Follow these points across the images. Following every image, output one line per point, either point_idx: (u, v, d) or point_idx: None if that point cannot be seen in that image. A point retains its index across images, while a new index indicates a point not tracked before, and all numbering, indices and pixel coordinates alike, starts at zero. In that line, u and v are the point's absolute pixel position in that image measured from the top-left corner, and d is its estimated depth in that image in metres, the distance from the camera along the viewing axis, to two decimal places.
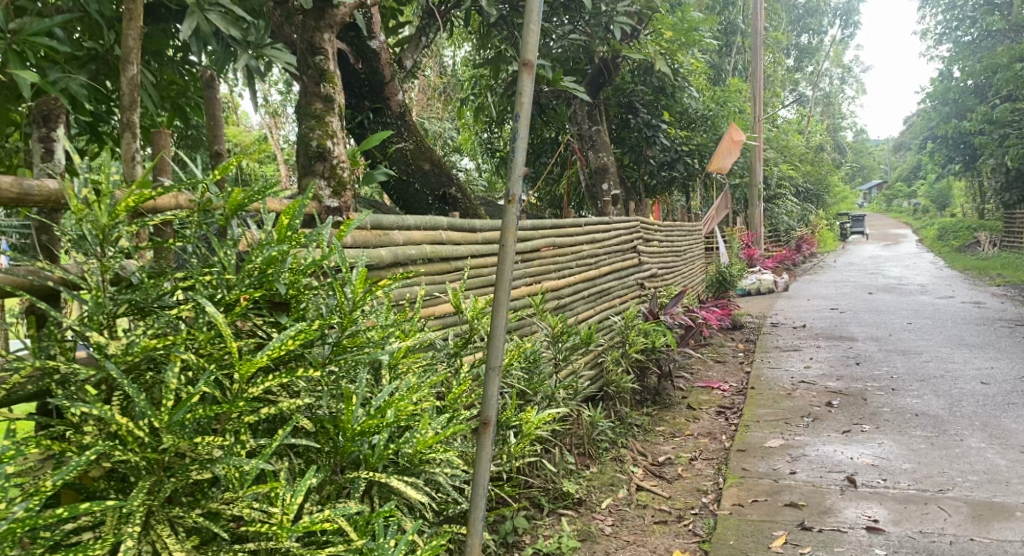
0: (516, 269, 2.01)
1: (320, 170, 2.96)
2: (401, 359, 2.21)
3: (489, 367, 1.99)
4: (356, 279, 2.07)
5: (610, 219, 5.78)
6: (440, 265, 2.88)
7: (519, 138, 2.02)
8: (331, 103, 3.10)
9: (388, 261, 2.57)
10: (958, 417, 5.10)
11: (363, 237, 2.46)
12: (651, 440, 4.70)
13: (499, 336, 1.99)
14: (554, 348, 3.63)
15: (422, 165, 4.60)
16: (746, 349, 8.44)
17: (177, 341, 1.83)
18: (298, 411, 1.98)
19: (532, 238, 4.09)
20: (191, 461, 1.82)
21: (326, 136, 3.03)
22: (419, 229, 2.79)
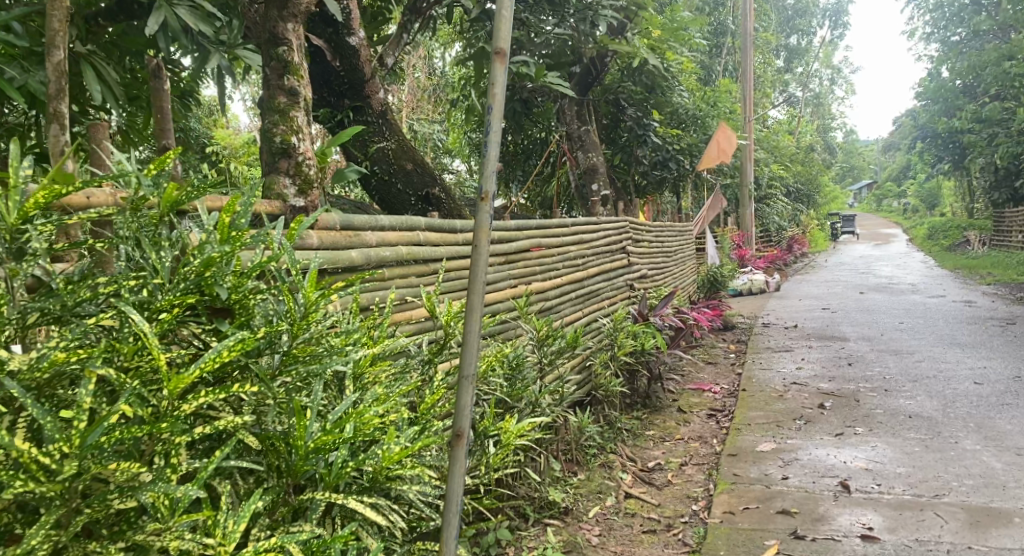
0: (488, 271, 1.90)
1: (284, 167, 2.76)
2: (367, 369, 2.08)
3: (460, 376, 1.87)
4: (310, 282, 1.95)
5: (598, 219, 5.67)
6: (418, 267, 2.78)
7: (491, 131, 1.91)
8: (295, 96, 2.88)
9: (361, 264, 2.46)
10: (952, 419, 5.00)
11: (332, 238, 2.35)
12: (640, 445, 4.60)
13: (473, 343, 1.88)
14: (539, 353, 3.52)
15: (404, 164, 4.48)
16: (737, 350, 8.34)
17: (92, 354, 1.69)
18: (241, 428, 1.85)
19: (518, 239, 3.97)
20: (113, 490, 1.68)
21: (291, 132, 2.83)
22: (394, 230, 2.68)
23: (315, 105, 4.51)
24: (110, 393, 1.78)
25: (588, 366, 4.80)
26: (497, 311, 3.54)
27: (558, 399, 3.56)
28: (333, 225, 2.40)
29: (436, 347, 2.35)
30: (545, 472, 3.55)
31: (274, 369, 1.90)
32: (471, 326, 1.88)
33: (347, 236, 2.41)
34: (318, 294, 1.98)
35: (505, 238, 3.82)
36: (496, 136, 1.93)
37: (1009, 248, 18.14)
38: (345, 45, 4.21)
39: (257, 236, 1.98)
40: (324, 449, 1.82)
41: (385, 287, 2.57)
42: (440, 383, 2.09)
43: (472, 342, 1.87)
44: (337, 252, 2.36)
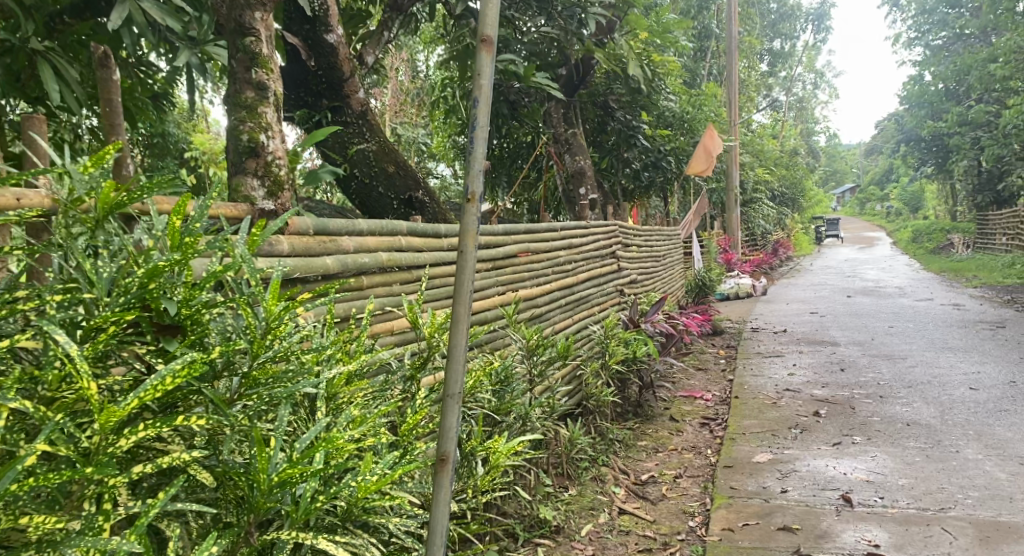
0: (475, 281, 1.74)
1: (252, 167, 2.58)
2: (341, 387, 1.92)
3: (446, 396, 1.70)
4: (272, 294, 1.79)
5: (587, 223, 5.52)
6: (400, 275, 2.61)
7: (477, 126, 1.75)
8: (264, 92, 2.69)
9: (338, 271, 2.30)
10: (950, 426, 4.88)
11: (304, 244, 2.19)
12: (633, 457, 4.45)
13: (460, 359, 1.71)
14: (528, 364, 3.36)
15: (386, 167, 4.31)
16: (728, 356, 8.21)
17: (7, 385, 1.51)
18: (192, 463, 1.68)
19: (505, 244, 3.82)
20: (32, 544, 1.50)
21: (259, 129, 2.64)
22: (373, 234, 2.51)
23: (292, 106, 4.34)
24: (31, 426, 1.61)
25: (578, 374, 4.65)
26: (485, 319, 3.38)
27: (549, 412, 3.40)
28: (307, 229, 2.24)
29: (420, 361, 2.17)
30: (536, 488, 3.40)
31: (232, 394, 1.74)
32: (457, 340, 1.72)
33: (321, 242, 2.25)
34: (282, 307, 1.81)
35: (492, 243, 3.66)
36: (483, 131, 1.77)
37: (993, 251, 18.15)
38: (323, 43, 4.07)
39: (213, 242, 1.80)
40: (290, 482, 1.66)
41: (364, 296, 2.41)
42: (422, 402, 1.92)
43: (458, 358, 1.71)
44: (310, 259, 2.20)
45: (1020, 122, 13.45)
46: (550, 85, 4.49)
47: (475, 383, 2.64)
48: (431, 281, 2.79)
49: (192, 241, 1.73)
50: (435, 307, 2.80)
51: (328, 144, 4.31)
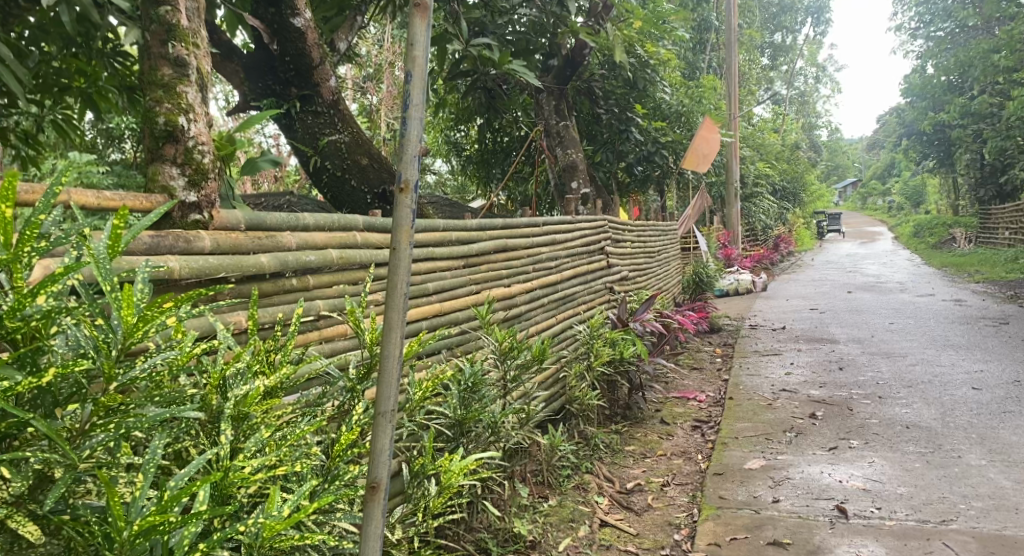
0: (410, 283, 1.59)
1: (169, 155, 2.09)
2: (255, 407, 1.71)
3: (377, 413, 1.55)
4: (128, 306, 1.55)
5: (573, 217, 5.30)
6: (354, 273, 2.44)
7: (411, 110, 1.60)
8: (184, 68, 2.16)
9: (277, 270, 2.14)
10: (952, 429, 4.67)
11: (231, 238, 2.04)
12: (619, 463, 4.24)
13: (393, 370, 1.58)
14: (500, 369, 3.18)
15: (359, 159, 4.15)
16: (724, 354, 8.01)
17: None
18: (28, 508, 1.49)
19: (479, 240, 3.60)
20: None
21: (179, 111, 2.12)
22: (320, 229, 2.32)
23: (259, 95, 4.10)
24: None
25: (562, 375, 4.47)
26: (456, 321, 3.19)
27: (522, 419, 3.23)
28: (236, 224, 2.10)
29: (363, 371, 1.96)
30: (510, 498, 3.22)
31: (85, 423, 1.54)
32: (388, 350, 1.58)
33: (253, 238, 2.09)
34: (143, 319, 1.57)
35: (465, 239, 3.46)
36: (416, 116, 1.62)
37: (996, 245, 17.94)
38: (288, 27, 3.86)
39: (58, 241, 1.54)
40: (158, 528, 1.48)
41: (311, 299, 2.26)
42: (353, 419, 1.78)
43: (390, 370, 1.57)
44: (240, 257, 2.04)
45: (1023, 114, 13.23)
46: (529, 71, 4.24)
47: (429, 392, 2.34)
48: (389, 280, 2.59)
49: (32, 233, 1.50)
50: None
51: (297, 134, 4.12)
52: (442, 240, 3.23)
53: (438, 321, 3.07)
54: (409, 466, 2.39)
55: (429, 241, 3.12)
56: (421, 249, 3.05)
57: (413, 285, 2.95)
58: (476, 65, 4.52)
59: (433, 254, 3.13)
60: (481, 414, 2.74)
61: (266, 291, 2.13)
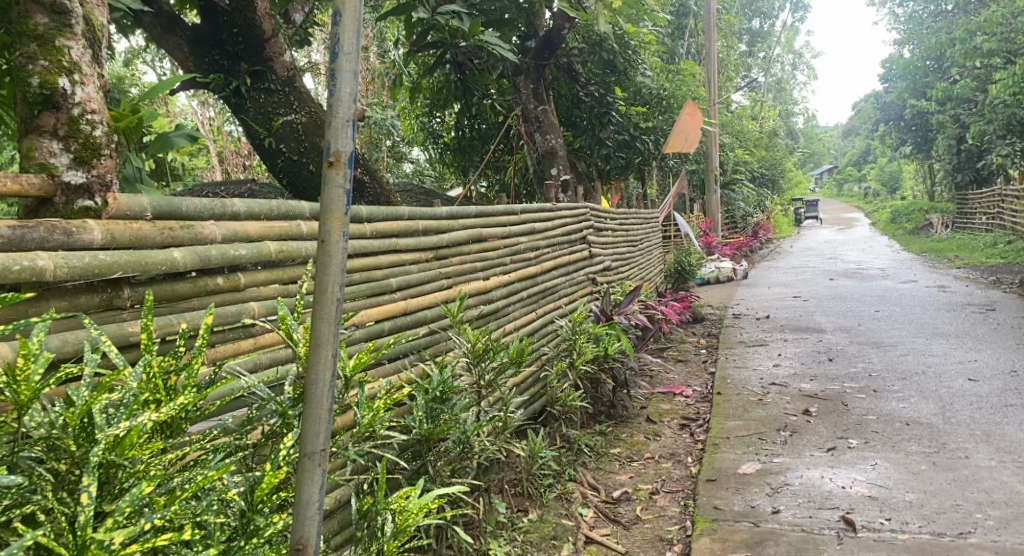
0: (342, 298, 1.45)
1: (48, 125, 1.90)
2: (129, 450, 1.48)
3: (304, 456, 1.42)
4: None
5: (553, 205, 4.96)
6: (293, 270, 2.13)
7: (341, 82, 1.43)
8: (64, 21, 1.96)
9: (196, 268, 1.84)
10: (954, 425, 4.42)
11: (131, 230, 1.73)
12: (604, 469, 3.93)
13: (321, 398, 1.43)
14: (471, 374, 2.85)
15: (319, 141, 3.84)
16: (708, 345, 7.72)
17: None
18: None
19: (451, 230, 3.27)
20: None
21: (59, 71, 1.92)
22: (254, 220, 2.02)
23: (205, 71, 3.77)
24: None
25: (541, 374, 4.16)
26: (425, 320, 2.86)
27: (498, 429, 2.92)
28: (140, 212, 1.77)
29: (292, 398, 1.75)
30: (484, 517, 2.90)
31: None
32: (317, 378, 1.43)
33: (161, 230, 1.77)
34: None
35: (433, 228, 3.12)
36: (345, 93, 1.44)
37: (974, 231, 17.84)
38: None
39: None
40: None
41: (243, 300, 1.96)
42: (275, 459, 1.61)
43: (318, 400, 1.42)
44: (143, 251, 1.73)
45: (1003, 98, 13.01)
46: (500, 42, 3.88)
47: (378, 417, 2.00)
48: None
49: None
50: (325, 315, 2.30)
51: (248, 113, 3.77)
52: (407, 229, 2.90)
53: (404, 321, 2.74)
54: (359, 499, 2.09)
55: (392, 231, 2.79)
56: (382, 240, 2.71)
57: (374, 280, 2.61)
58: (444, 37, 4.17)
59: (398, 246, 2.79)
60: (450, 429, 2.43)
61: (183, 294, 1.83)
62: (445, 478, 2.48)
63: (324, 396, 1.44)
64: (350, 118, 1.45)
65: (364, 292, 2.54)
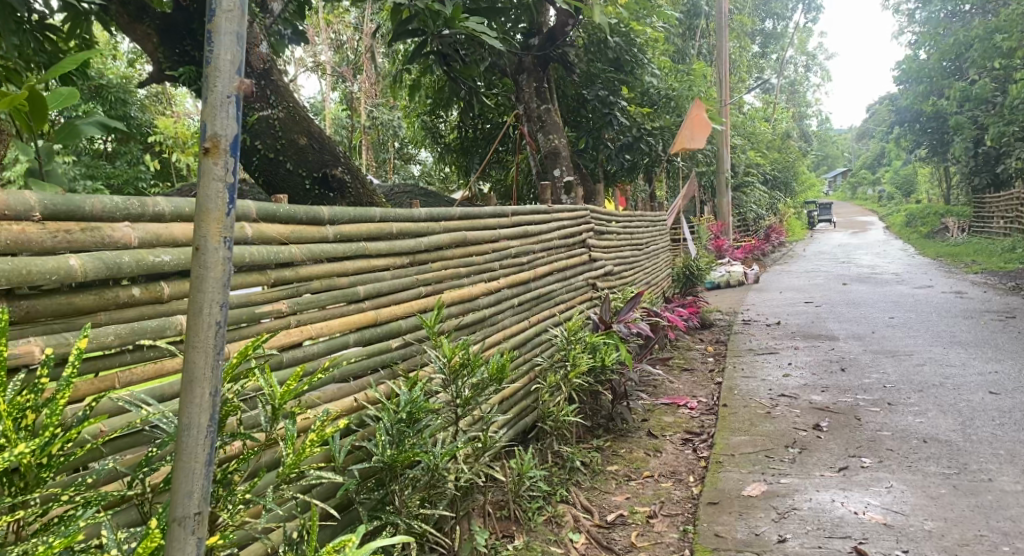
0: (218, 329, 1.41)
1: None
2: None
3: (175, 513, 1.40)
4: None
5: (550, 207, 4.71)
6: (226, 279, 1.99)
7: (218, 45, 1.39)
8: None
9: (101, 275, 1.72)
10: (975, 443, 4.15)
11: (14, 232, 1.60)
12: (599, 489, 3.68)
13: (195, 444, 1.41)
14: (447, 392, 2.62)
15: (296, 139, 3.70)
16: (716, 353, 7.46)
17: None
18: None
19: (431, 233, 3.03)
20: None
21: None
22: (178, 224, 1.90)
23: (175, 63, 3.55)
24: None
25: (533, 386, 3.95)
26: (398, 332, 2.64)
27: (477, 451, 2.69)
28: (26, 211, 1.63)
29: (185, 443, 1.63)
30: (460, 547, 2.67)
31: None
32: (191, 424, 1.40)
33: (53, 232, 1.65)
34: None
35: (411, 231, 2.88)
36: (226, 61, 1.40)
37: (992, 235, 17.42)
38: None
39: None
40: None
41: (166, 314, 1.87)
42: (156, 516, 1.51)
43: (190, 447, 1.40)
44: (28, 259, 1.60)
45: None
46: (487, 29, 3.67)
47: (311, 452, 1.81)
48: (264, 295, 2.10)
49: None
50: (272, 332, 2.11)
51: None
52: (379, 232, 2.65)
53: (372, 333, 2.50)
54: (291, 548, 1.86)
55: (361, 233, 2.54)
56: (349, 244, 2.47)
57: (338, 288, 2.38)
58: (427, 24, 3.92)
59: (368, 250, 2.55)
60: (416, 455, 2.20)
61: (83, 307, 1.71)
62: (413, 509, 2.25)
63: (201, 441, 1.42)
64: (230, 95, 1.41)
65: (326, 302, 2.31)
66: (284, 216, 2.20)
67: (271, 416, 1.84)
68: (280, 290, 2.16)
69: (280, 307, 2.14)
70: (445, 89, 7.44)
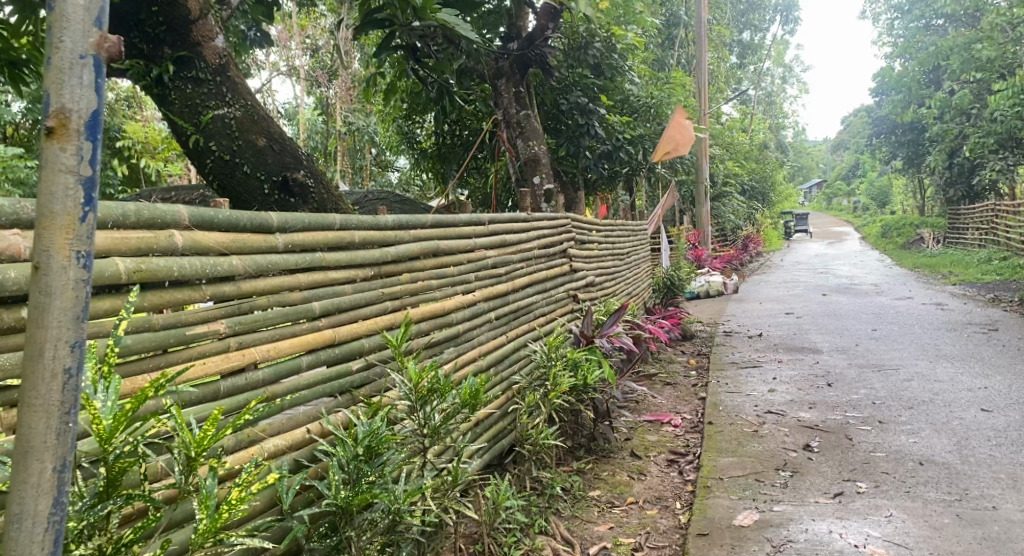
0: (60, 382, 1.24)
1: None
2: None
3: None
4: None
5: (528, 216, 4.45)
6: (151, 298, 1.75)
7: None
8: None
9: None
10: (974, 465, 3.95)
11: None
12: (581, 518, 3.44)
13: (31, 542, 1.24)
14: (413, 419, 2.37)
15: (254, 139, 3.44)
16: (698, 366, 7.24)
17: None
18: None
19: (400, 243, 2.77)
20: None
21: None
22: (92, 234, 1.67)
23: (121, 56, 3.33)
24: None
25: (510, 407, 3.69)
26: (359, 352, 2.39)
27: (445, 485, 2.45)
28: None
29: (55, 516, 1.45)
30: None
31: None
32: (26, 513, 1.23)
33: None
34: None
35: (378, 240, 2.62)
36: (78, 9, 1.25)
37: (967, 246, 17.43)
38: None
39: None
40: None
41: None
42: None
43: (24, 544, 1.23)
44: None
45: (1000, 111, 12.59)
46: (460, 19, 3.43)
47: (229, 514, 1.58)
48: (199, 314, 1.85)
49: None
50: (211, 358, 1.86)
51: (173, 107, 3.38)
52: (339, 241, 2.39)
53: (330, 355, 2.26)
54: None
55: (320, 241, 2.29)
56: (303, 254, 2.21)
57: (292, 305, 2.13)
58: (395, 16, 3.66)
59: (325, 261, 2.29)
60: (374, 496, 1.96)
61: None
62: None
63: (40, 537, 1.25)
64: (84, 57, 1.26)
65: (278, 320, 2.06)
66: (224, 223, 1.95)
67: (186, 468, 1.63)
68: (221, 307, 1.91)
69: (216, 328, 1.88)
70: (420, 94, 7.20)
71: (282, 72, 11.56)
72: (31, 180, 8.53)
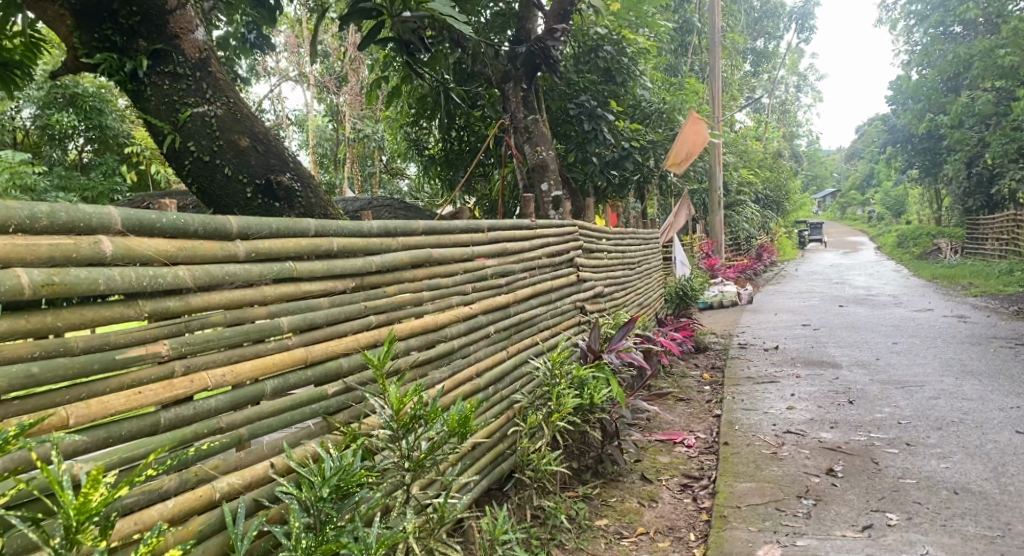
0: None
1: None
2: None
3: None
4: None
5: (533, 223, 4.19)
6: (66, 317, 1.68)
7: None
8: None
9: None
10: (1014, 496, 3.65)
11: None
12: (586, 551, 3.18)
13: None
14: (395, 449, 2.18)
15: (236, 139, 3.22)
16: (713, 381, 6.95)
17: None
18: None
19: (388, 251, 2.53)
20: None
21: None
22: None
23: (93, 50, 3.11)
24: None
25: (510, 429, 3.42)
26: (338, 374, 2.21)
27: (432, 524, 2.26)
28: None
29: None
30: None
31: None
32: None
33: None
34: None
35: (362, 248, 2.39)
36: None
37: (987, 257, 17.02)
38: None
39: None
40: None
41: None
42: None
43: None
44: None
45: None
46: (452, 11, 3.28)
47: None
48: (129, 336, 1.77)
49: None
50: (144, 389, 1.77)
51: (149, 104, 3.16)
52: (316, 249, 2.20)
53: (302, 377, 2.10)
54: None
55: (291, 250, 2.12)
56: (269, 264, 2.06)
57: (255, 322, 2.00)
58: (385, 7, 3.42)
59: (296, 272, 2.13)
60: (340, 547, 1.82)
61: None
62: None
63: None
64: None
65: (235, 339, 1.94)
66: (168, 230, 1.86)
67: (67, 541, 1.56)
68: (161, 326, 1.82)
69: (155, 351, 1.80)
70: (425, 98, 6.95)
71: (289, 77, 11.32)
72: (39, 188, 8.34)
